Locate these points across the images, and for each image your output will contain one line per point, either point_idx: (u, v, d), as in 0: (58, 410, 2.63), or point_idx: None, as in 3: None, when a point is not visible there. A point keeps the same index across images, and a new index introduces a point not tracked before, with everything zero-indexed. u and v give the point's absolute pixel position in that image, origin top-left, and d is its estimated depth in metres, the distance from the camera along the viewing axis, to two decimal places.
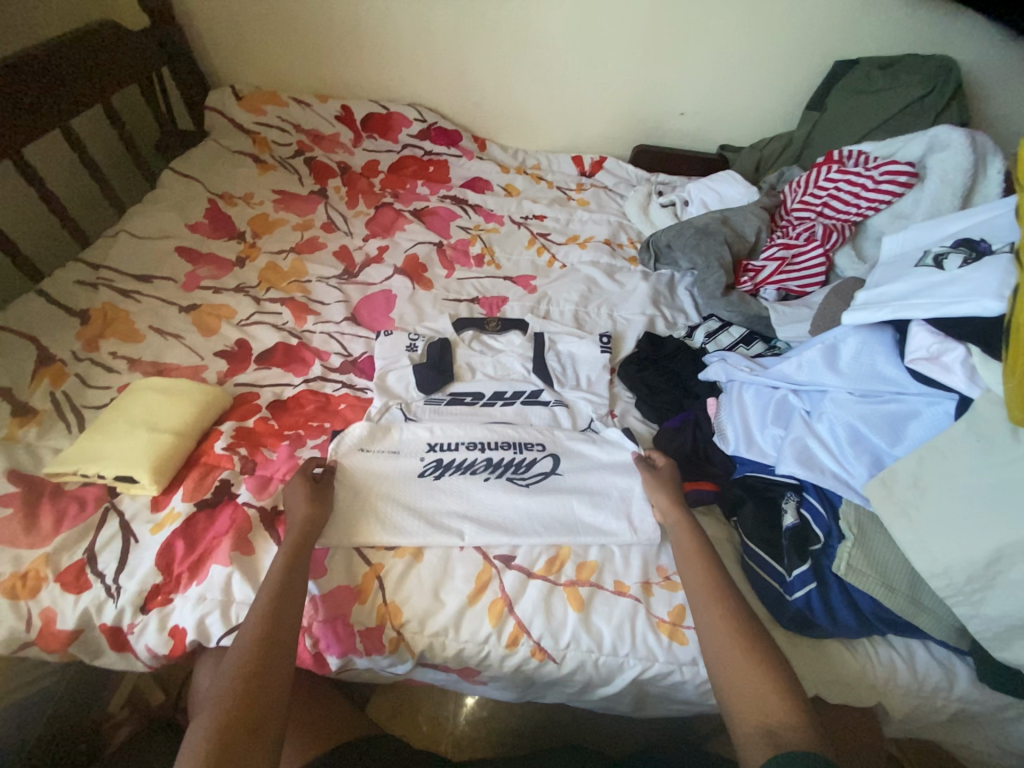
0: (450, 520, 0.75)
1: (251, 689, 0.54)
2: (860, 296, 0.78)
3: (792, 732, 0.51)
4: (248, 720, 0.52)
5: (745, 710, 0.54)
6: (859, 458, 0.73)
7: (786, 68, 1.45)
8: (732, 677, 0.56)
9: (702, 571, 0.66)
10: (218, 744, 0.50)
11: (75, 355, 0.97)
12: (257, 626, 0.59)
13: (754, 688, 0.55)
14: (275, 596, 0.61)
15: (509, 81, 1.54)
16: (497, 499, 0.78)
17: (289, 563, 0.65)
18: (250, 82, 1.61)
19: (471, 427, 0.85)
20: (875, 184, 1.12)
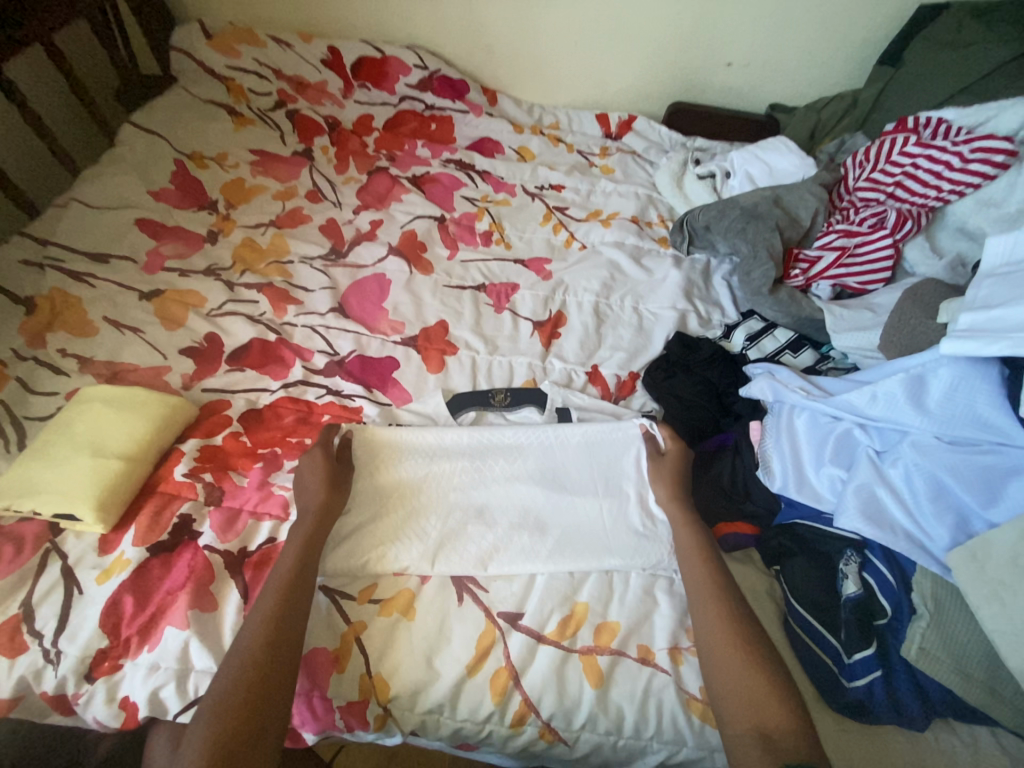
0: (450, 490, 0.72)
1: (262, 687, 0.52)
2: (963, 320, 0.63)
3: (786, 739, 0.50)
4: (255, 724, 0.50)
5: (739, 709, 0.53)
6: (940, 519, 0.61)
7: (859, 9, 1.21)
8: (711, 619, 0.60)
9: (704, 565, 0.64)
10: (232, 741, 0.48)
11: (17, 353, 0.84)
12: (219, 721, 0.49)
13: (746, 685, 0.55)
14: (249, 709, 0.50)
15: (525, 21, 1.30)
16: (516, 527, 0.70)
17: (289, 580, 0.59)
18: (222, 17, 1.37)
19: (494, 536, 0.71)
20: (963, 163, 0.93)
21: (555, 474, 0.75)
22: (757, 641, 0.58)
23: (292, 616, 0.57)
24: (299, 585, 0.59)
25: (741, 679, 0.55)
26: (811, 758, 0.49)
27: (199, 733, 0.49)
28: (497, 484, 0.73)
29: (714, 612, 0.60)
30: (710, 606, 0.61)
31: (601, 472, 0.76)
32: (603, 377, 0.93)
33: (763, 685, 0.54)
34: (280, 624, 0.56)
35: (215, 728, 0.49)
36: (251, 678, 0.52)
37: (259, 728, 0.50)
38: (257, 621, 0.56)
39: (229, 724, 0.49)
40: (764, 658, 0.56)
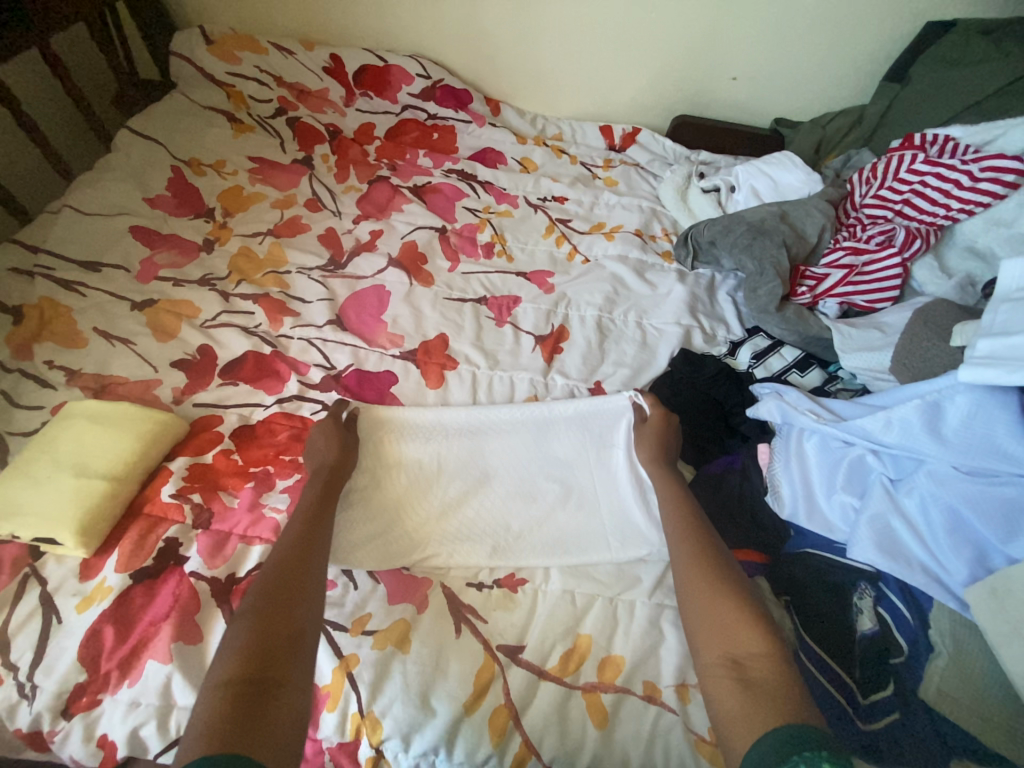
0: (448, 469, 0.76)
1: (290, 594, 0.54)
2: (981, 346, 0.61)
3: (755, 664, 0.50)
4: (281, 625, 0.51)
5: (711, 639, 0.54)
6: (958, 553, 0.59)
7: (866, 26, 1.20)
8: (688, 560, 0.61)
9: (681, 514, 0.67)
10: (262, 638, 0.50)
11: (2, 365, 0.81)
12: (253, 623, 0.51)
13: (717, 612, 0.55)
14: (275, 614, 0.52)
15: (530, 32, 1.29)
16: (512, 504, 0.74)
17: (307, 516, 0.63)
18: (224, 24, 1.36)
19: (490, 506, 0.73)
20: (973, 182, 0.92)
21: (552, 450, 0.79)
22: (727, 577, 0.59)
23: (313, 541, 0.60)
24: (315, 519, 0.63)
25: (718, 608, 0.55)
26: (779, 678, 0.48)
27: (232, 636, 0.50)
28: (495, 464, 0.77)
29: (687, 551, 0.62)
30: (687, 548, 0.62)
31: (593, 446, 0.80)
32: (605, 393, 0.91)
33: (733, 612, 0.55)
34: (303, 545, 0.59)
35: (255, 624, 0.50)
36: (274, 587, 0.54)
37: (284, 629, 0.51)
38: (281, 546, 0.59)
39: (263, 622, 0.51)
40: (737, 591, 0.57)
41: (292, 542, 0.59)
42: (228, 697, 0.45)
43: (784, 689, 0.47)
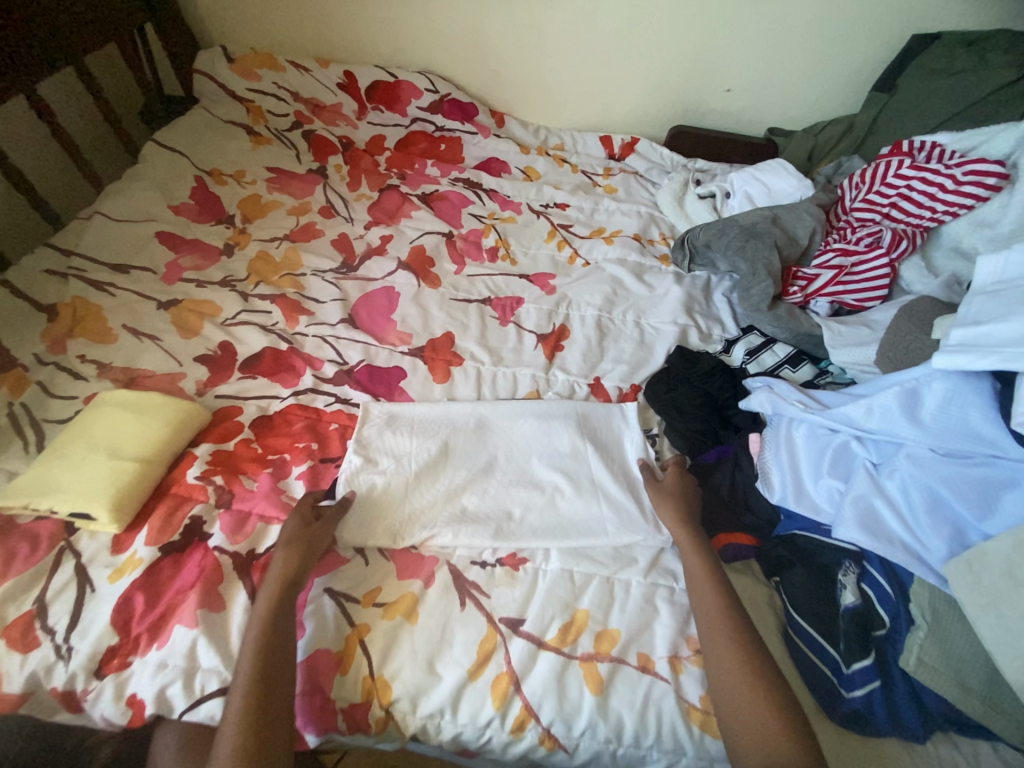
0: (452, 458, 0.79)
1: (274, 666, 0.57)
2: (955, 335, 0.64)
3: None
4: (272, 700, 0.55)
5: (752, 748, 0.54)
6: (937, 531, 0.62)
7: (854, 40, 1.26)
8: (717, 647, 0.61)
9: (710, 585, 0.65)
10: (257, 714, 0.54)
11: (38, 359, 0.87)
12: (247, 701, 0.54)
13: (758, 718, 0.55)
14: (264, 690, 0.55)
15: (533, 49, 1.36)
16: (515, 492, 0.77)
17: (258, 673, 0.56)
18: (245, 43, 1.45)
19: (492, 492, 0.77)
20: (956, 185, 0.96)
21: (552, 443, 0.82)
22: (767, 673, 0.58)
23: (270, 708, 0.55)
24: (277, 644, 0.58)
25: (751, 705, 0.56)
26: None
27: (231, 712, 0.54)
28: (498, 454, 0.81)
29: (729, 650, 0.60)
30: (721, 635, 0.61)
31: (591, 439, 0.83)
32: (605, 389, 0.95)
33: (779, 722, 0.54)
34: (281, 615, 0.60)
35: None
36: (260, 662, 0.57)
37: (275, 702, 0.55)
38: (230, 729, 0.53)
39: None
40: (776, 692, 0.56)
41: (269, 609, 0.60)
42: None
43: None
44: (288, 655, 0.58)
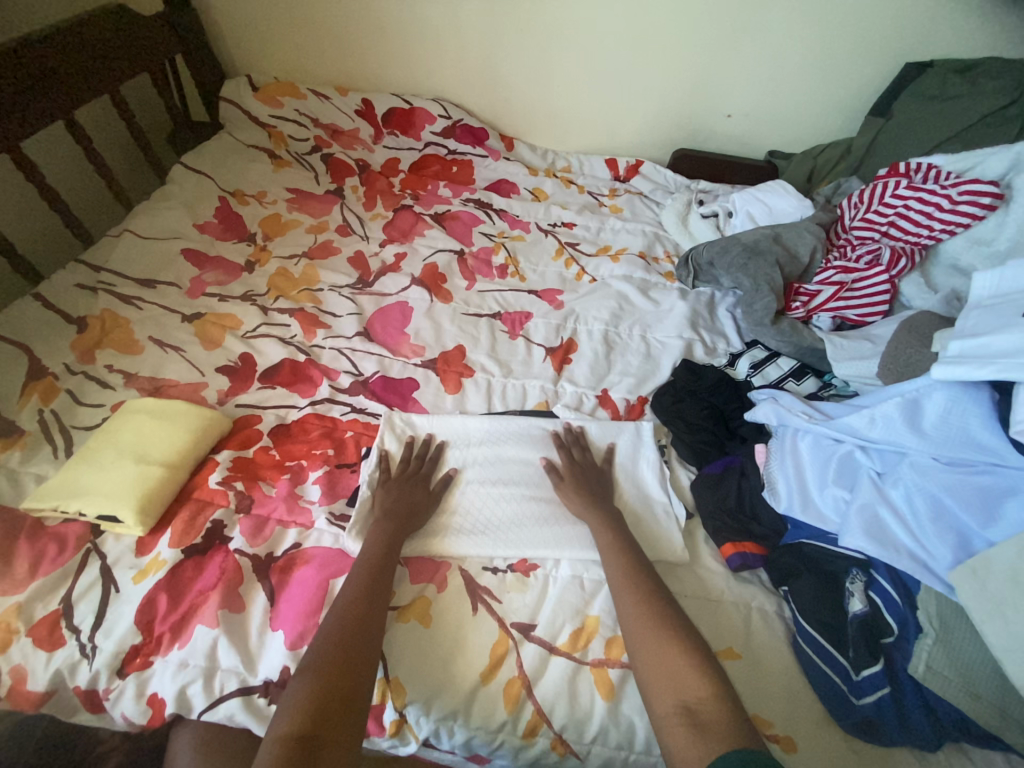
0: (471, 469, 0.82)
1: (351, 647, 0.57)
2: (954, 346, 0.67)
3: (707, 710, 0.52)
4: (340, 677, 0.54)
5: (663, 691, 0.55)
6: (942, 538, 0.63)
7: (849, 69, 1.32)
8: (632, 610, 0.62)
9: (614, 552, 0.69)
10: (327, 689, 0.53)
11: (68, 368, 0.90)
12: (321, 673, 0.54)
13: (675, 675, 0.55)
14: (341, 666, 0.55)
15: (542, 78, 1.43)
16: (531, 507, 0.78)
17: (351, 627, 0.59)
18: (269, 73, 1.53)
19: (506, 511, 0.77)
20: (952, 204, 0.99)
21: (567, 461, 0.84)
22: (685, 634, 0.59)
23: (362, 640, 0.58)
24: (357, 625, 0.59)
25: (674, 657, 0.57)
26: (730, 725, 0.50)
27: (301, 683, 0.54)
28: (514, 468, 0.82)
29: (634, 607, 0.62)
30: (628, 595, 0.64)
31: (603, 459, 0.84)
32: (613, 401, 0.97)
33: (697, 679, 0.55)
34: (370, 601, 0.62)
35: (318, 683, 0.53)
36: (340, 641, 0.58)
37: (347, 680, 0.55)
38: (298, 699, 0.52)
39: (326, 684, 0.53)
40: (698, 656, 0.57)
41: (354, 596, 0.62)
42: (286, 753, 0.47)
43: (731, 727, 0.50)
44: (369, 642, 0.59)
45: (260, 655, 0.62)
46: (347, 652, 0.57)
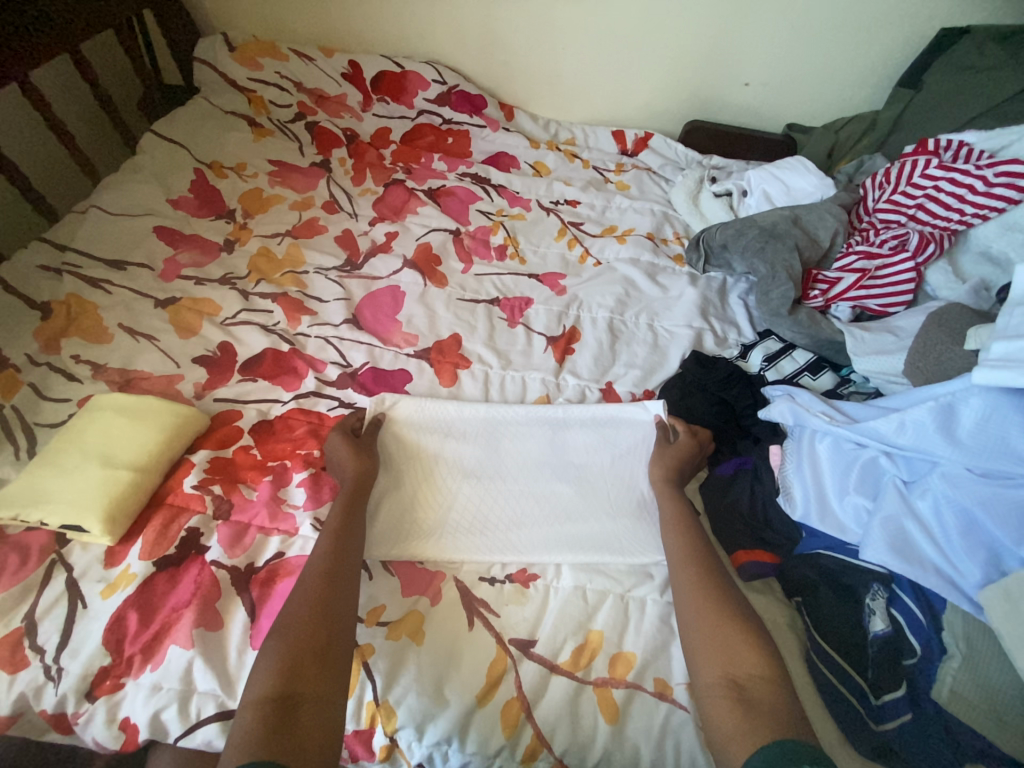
0: (461, 463, 0.77)
1: (325, 603, 0.56)
2: (993, 349, 0.62)
3: (758, 690, 0.52)
4: (315, 635, 0.54)
5: (711, 662, 0.55)
6: (972, 555, 0.59)
7: (878, 33, 1.21)
8: (690, 583, 0.62)
9: (676, 520, 0.69)
10: (301, 648, 0.53)
11: (31, 359, 0.83)
12: (294, 631, 0.54)
13: (727, 648, 0.56)
14: (314, 623, 0.55)
15: (545, 39, 1.31)
16: (526, 509, 0.74)
17: (322, 583, 0.58)
18: (246, 31, 1.40)
19: (494, 511, 0.73)
20: (986, 187, 0.92)
21: (566, 454, 0.79)
22: (738, 610, 0.59)
23: (337, 596, 0.57)
24: (329, 581, 0.58)
25: (729, 631, 0.57)
26: (782, 704, 0.51)
27: (276, 642, 0.53)
28: (509, 463, 0.77)
29: (691, 580, 0.62)
30: (683, 568, 0.64)
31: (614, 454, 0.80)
32: (617, 395, 0.91)
33: (750, 652, 0.55)
34: (339, 557, 0.61)
35: (288, 643, 0.53)
36: (313, 599, 0.56)
37: (321, 637, 0.54)
38: (273, 656, 0.52)
39: (299, 641, 0.53)
40: (750, 630, 0.57)
41: (324, 553, 0.61)
42: (262, 716, 0.48)
43: (783, 708, 0.51)
44: (345, 596, 0.58)
45: (238, 676, 0.58)
46: (320, 608, 0.56)
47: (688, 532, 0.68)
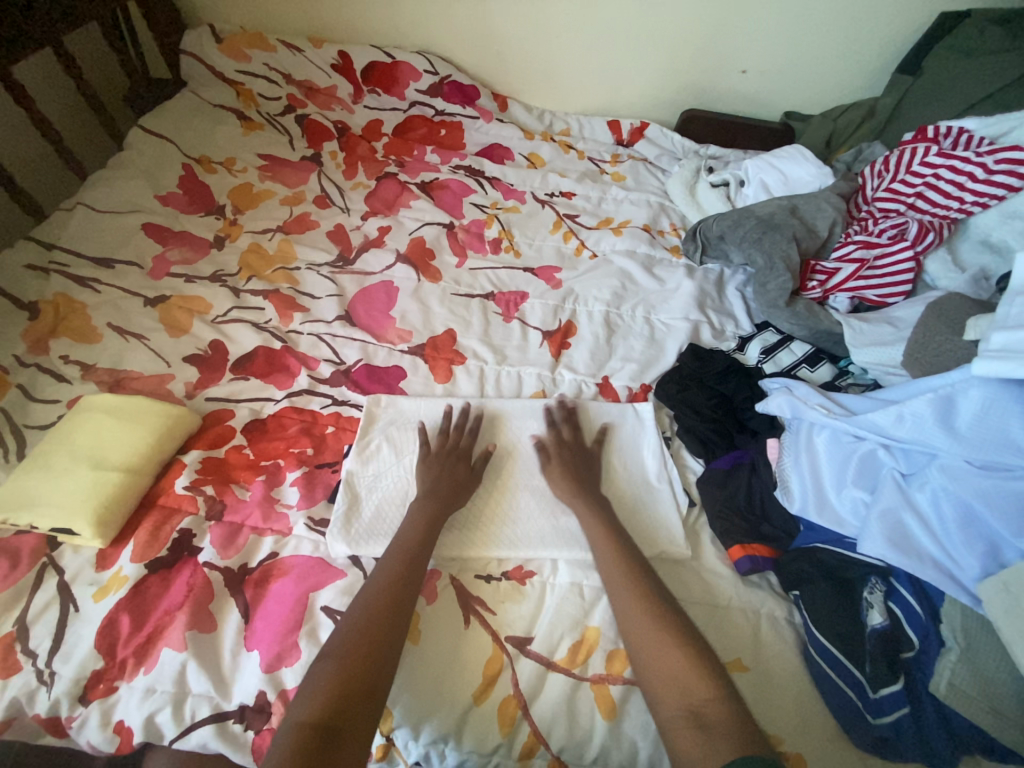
0: (539, 462, 0.77)
1: (380, 632, 0.55)
2: (994, 339, 0.61)
3: (713, 712, 0.50)
4: (365, 666, 0.52)
5: (666, 692, 0.52)
6: (971, 548, 0.58)
7: (878, 17, 1.19)
8: (629, 606, 0.59)
9: (604, 539, 0.66)
10: (351, 675, 0.51)
11: (19, 360, 0.82)
12: (344, 657, 0.52)
13: (680, 673, 0.53)
14: (363, 651, 0.53)
15: (538, 27, 1.29)
16: (585, 505, 0.74)
17: (380, 612, 0.56)
18: (234, 22, 1.37)
19: (565, 506, 0.73)
20: (987, 174, 0.91)
21: (560, 447, 0.79)
22: (684, 635, 0.56)
23: (391, 628, 0.55)
24: (385, 609, 0.57)
25: (678, 659, 0.54)
26: (739, 726, 0.49)
27: (326, 665, 0.52)
28: (510, 461, 0.77)
29: (631, 601, 0.59)
30: (624, 588, 0.61)
31: (600, 447, 0.79)
32: (614, 389, 0.90)
33: (697, 677, 0.53)
34: (403, 584, 0.59)
35: (337, 667, 0.52)
36: (368, 626, 0.55)
37: (371, 668, 0.52)
38: (321, 679, 0.51)
39: (348, 670, 0.52)
40: (697, 654, 0.54)
41: (386, 578, 0.59)
42: (303, 743, 0.47)
43: (742, 733, 0.48)
44: (398, 628, 0.56)
45: (233, 678, 0.57)
46: (373, 638, 0.54)
47: (621, 551, 0.65)
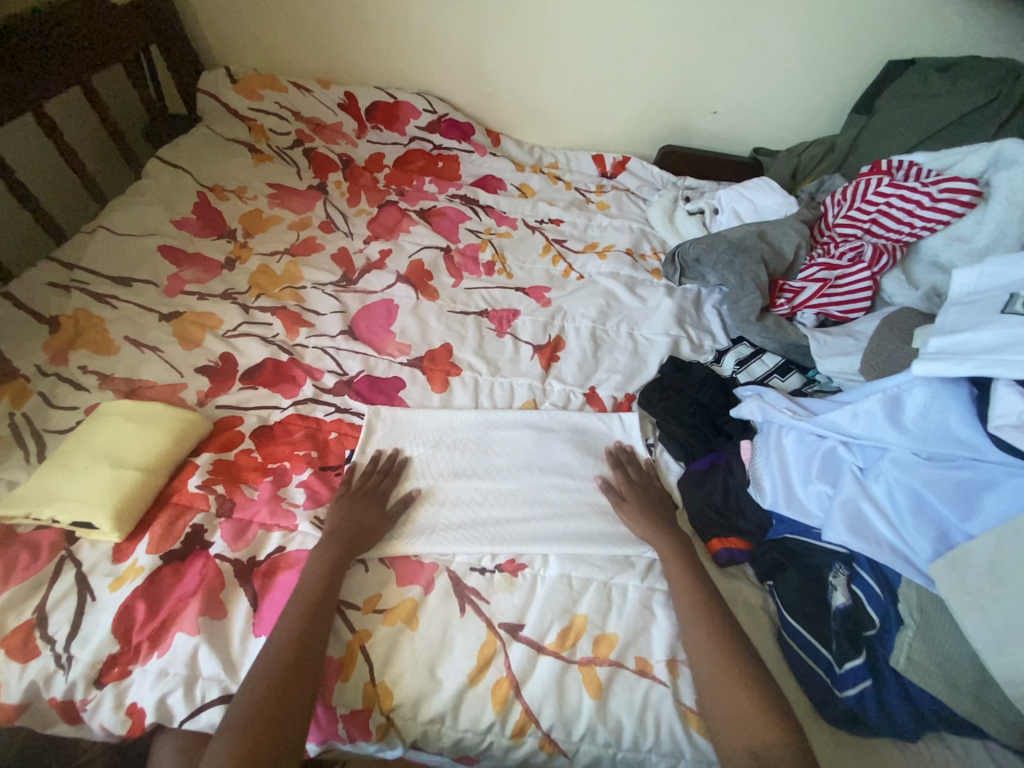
0: (451, 467, 0.82)
1: (289, 686, 0.55)
2: (934, 343, 0.68)
3: (775, 755, 0.53)
4: (275, 722, 0.53)
5: (733, 731, 0.55)
6: (923, 532, 0.64)
7: (833, 66, 1.32)
8: (700, 645, 0.62)
9: (683, 573, 0.68)
10: (260, 734, 0.52)
11: (39, 370, 0.87)
12: (253, 714, 0.53)
13: (741, 714, 0.56)
14: (272, 707, 0.54)
15: (528, 71, 1.41)
16: (507, 502, 0.78)
17: (287, 665, 0.57)
18: (248, 64, 1.49)
19: (476, 505, 0.78)
20: (933, 202, 1.01)
21: (551, 454, 0.84)
22: (751, 677, 0.58)
23: (302, 681, 0.56)
24: (294, 662, 0.57)
25: (743, 704, 0.56)
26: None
27: (232, 724, 0.53)
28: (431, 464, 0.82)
29: (703, 639, 0.62)
30: (699, 625, 0.63)
31: (595, 456, 0.85)
32: (600, 398, 0.97)
33: (765, 720, 0.55)
34: (312, 633, 0.60)
35: (245, 726, 0.52)
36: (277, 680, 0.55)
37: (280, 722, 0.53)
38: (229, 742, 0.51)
39: (256, 728, 0.52)
40: (761, 695, 0.57)
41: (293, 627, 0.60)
42: None
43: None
44: (309, 681, 0.57)
45: (242, 662, 0.61)
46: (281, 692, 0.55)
47: (698, 584, 0.67)
